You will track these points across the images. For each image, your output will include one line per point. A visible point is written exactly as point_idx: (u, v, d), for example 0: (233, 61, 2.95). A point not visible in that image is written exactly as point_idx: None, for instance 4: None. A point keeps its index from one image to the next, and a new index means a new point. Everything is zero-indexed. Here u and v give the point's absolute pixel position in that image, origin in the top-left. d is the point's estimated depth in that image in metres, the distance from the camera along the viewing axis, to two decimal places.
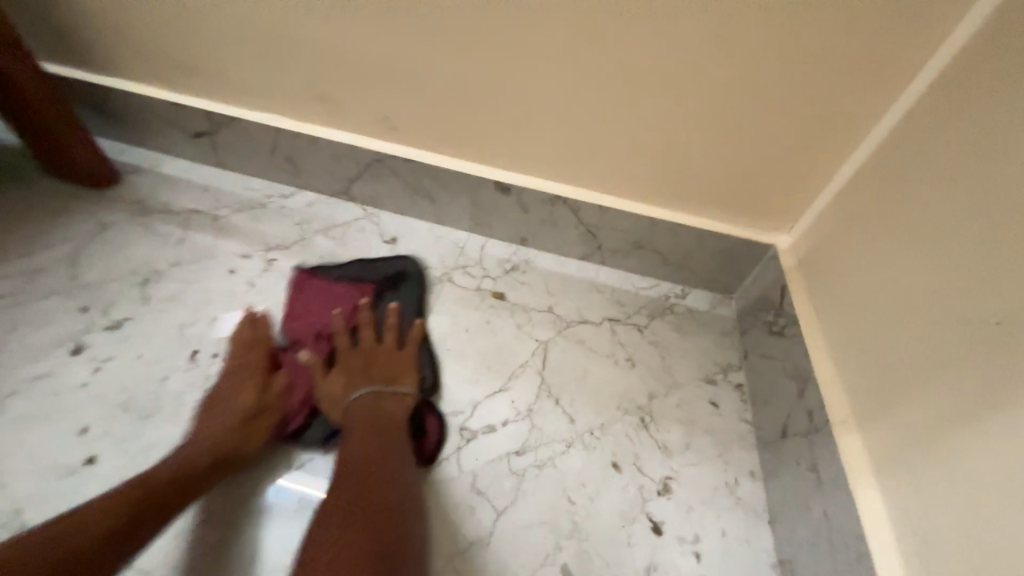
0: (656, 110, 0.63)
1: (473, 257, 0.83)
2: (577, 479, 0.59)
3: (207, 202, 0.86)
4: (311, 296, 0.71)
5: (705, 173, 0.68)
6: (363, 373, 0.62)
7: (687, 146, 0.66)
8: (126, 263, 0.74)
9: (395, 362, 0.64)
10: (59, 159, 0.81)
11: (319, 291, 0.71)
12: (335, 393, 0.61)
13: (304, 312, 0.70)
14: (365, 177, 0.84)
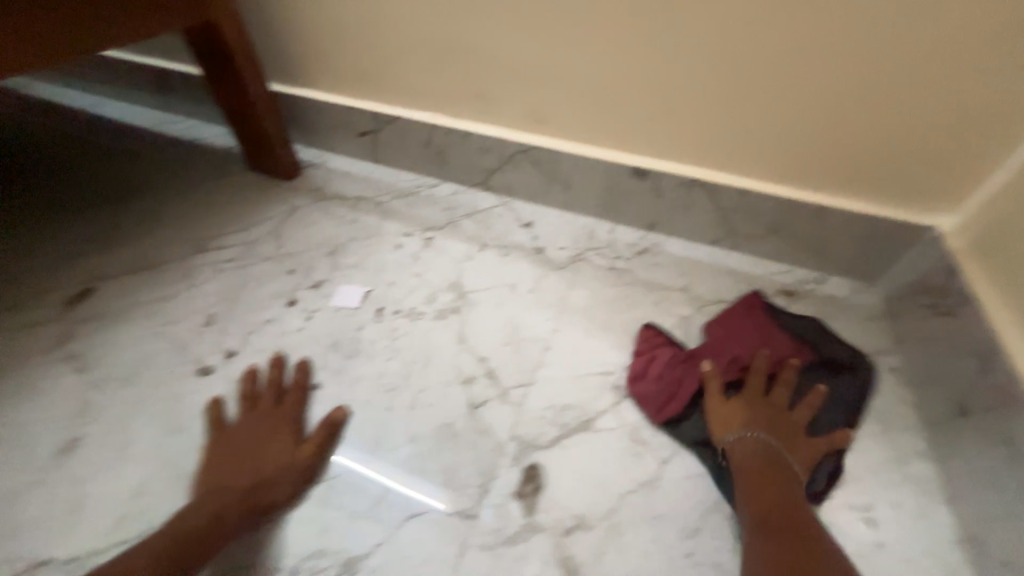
0: (816, 89, 0.64)
1: (604, 240, 0.89)
2: None
3: (370, 191, 1.00)
4: (749, 322, 0.66)
5: (862, 153, 0.67)
6: (762, 420, 0.57)
7: (845, 125, 0.66)
8: (316, 237, 0.88)
9: (796, 436, 0.58)
10: (264, 153, 0.99)
11: (759, 327, 0.66)
12: (726, 423, 0.58)
13: (744, 343, 0.65)
14: (506, 167, 0.94)
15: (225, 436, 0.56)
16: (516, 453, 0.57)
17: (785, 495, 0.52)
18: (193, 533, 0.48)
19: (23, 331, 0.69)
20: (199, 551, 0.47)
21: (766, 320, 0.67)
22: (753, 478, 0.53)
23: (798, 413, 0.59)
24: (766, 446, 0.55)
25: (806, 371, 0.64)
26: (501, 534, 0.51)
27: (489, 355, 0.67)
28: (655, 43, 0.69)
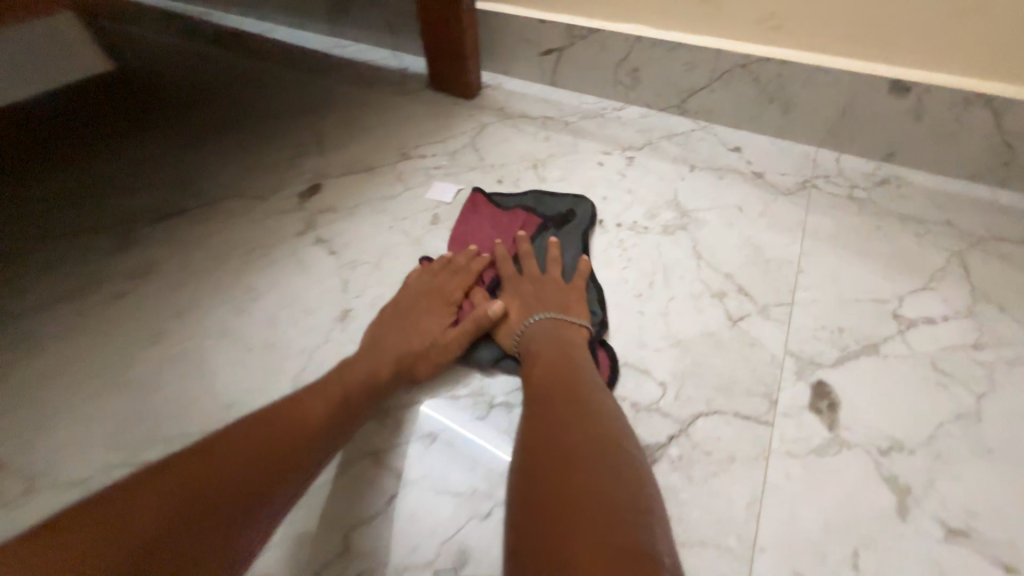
0: None
1: (832, 168, 0.79)
2: None
3: (553, 111, 0.96)
4: (478, 218, 0.69)
5: None
6: (535, 304, 0.55)
7: None
8: (511, 150, 0.86)
9: (560, 295, 0.55)
10: (452, 69, 0.98)
11: (491, 214, 0.69)
12: (557, 306, 0.54)
13: (467, 236, 0.67)
14: (713, 87, 0.85)
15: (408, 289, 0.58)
16: (797, 368, 0.51)
17: (575, 388, 0.43)
18: (273, 437, 0.40)
19: (271, 215, 0.73)
20: (348, 414, 0.45)
21: (499, 206, 0.70)
22: (535, 367, 0.48)
23: (557, 269, 0.59)
24: (554, 326, 0.52)
25: (537, 237, 0.66)
26: (809, 444, 0.45)
27: (735, 273, 0.62)
28: None
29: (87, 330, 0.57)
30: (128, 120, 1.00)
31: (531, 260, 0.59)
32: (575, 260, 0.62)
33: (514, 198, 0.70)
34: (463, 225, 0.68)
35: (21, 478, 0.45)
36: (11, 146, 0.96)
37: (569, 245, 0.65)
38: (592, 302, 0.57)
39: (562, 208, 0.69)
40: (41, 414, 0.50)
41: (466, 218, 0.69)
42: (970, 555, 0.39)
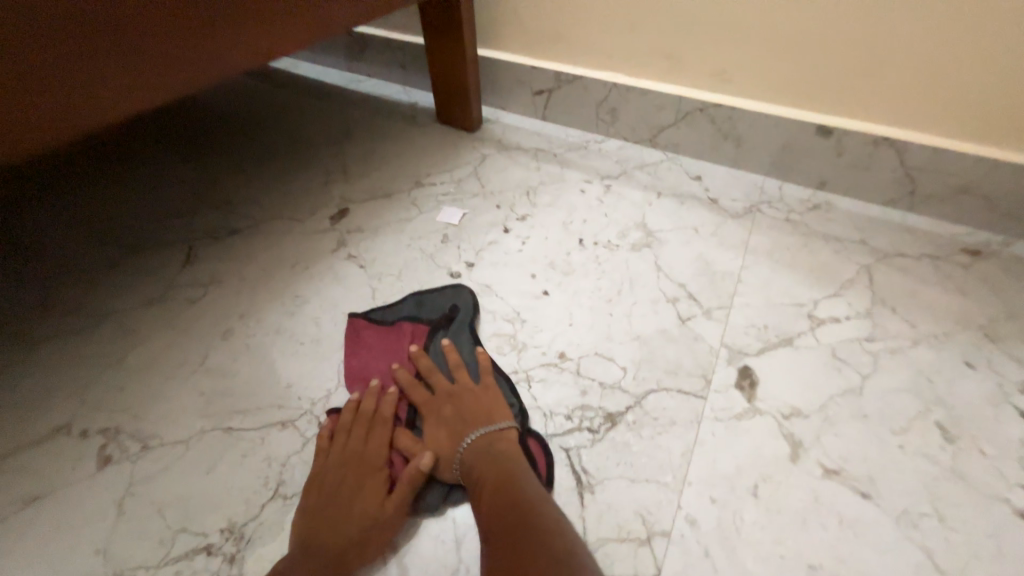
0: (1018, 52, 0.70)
1: (775, 194, 0.95)
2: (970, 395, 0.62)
3: (544, 143, 1.12)
4: (364, 351, 0.68)
5: None
6: (457, 424, 0.58)
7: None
8: (508, 179, 1.01)
9: (477, 402, 0.60)
10: (457, 107, 1.14)
11: (375, 340, 0.69)
12: (482, 419, 0.58)
13: (361, 369, 0.66)
14: (678, 126, 1.02)
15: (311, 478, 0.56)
16: (729, 356, 0.67)
17: (520, 506, 0.49)
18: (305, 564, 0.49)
19: (308, 235, 0.89)
20: (338, 559, 0.50)
21: (382, 325, 0.71)
22: (481, 497, 0.52)
23: (465, 373, 0.63)
24: (484, 448, 0.55)
25: (433, 340, 0.69)
26: (732, 411, 0.60)
27: (687, 282, 0.77)
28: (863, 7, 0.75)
29: (174, 330, 0.73)
30: (170, 142, 1.13)
31: (436, 375, 0.63)
32: (473, 355, 0.67)
33: (390, 310, 0.73)
34: (349, 365, 0.67)
35: (135, 440, 0.60)
36: (52, 159, 1.05)
37: (461, 340, 0.69)
38: (505, 395, 0.62)
39: (438, 300, 0.74)
40: (144, 394, 0.64)
41: (352, 350, 0.68)
42: (840, 486, 0.54)
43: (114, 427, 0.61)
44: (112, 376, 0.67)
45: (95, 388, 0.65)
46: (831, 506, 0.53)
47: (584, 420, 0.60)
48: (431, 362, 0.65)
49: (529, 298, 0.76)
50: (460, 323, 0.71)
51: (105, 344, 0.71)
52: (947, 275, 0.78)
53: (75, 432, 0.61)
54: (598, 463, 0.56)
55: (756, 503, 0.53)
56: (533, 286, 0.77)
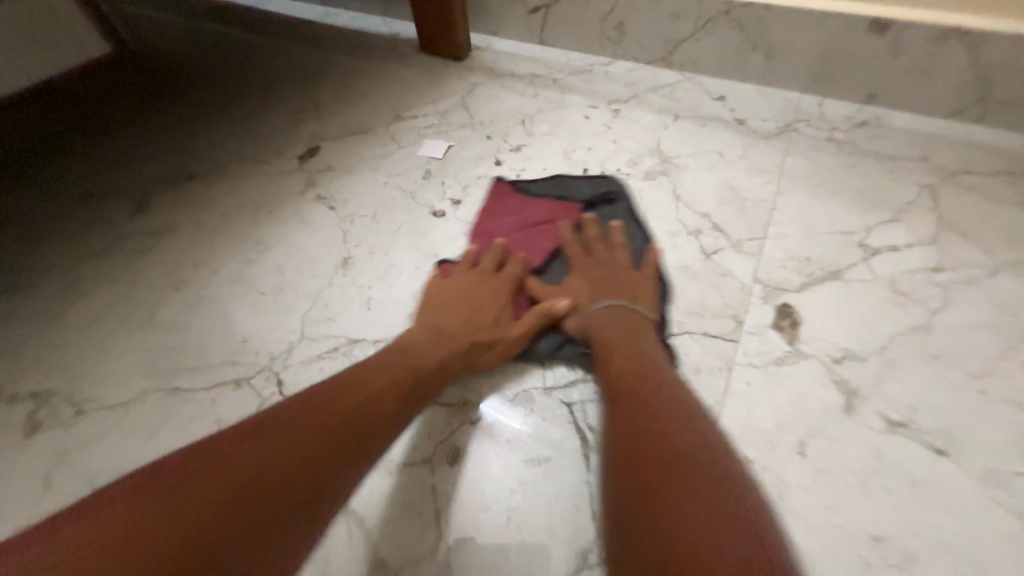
0: None
1: (814, 111, 0.81)
2: None
3: (541, 69, 0.98)
4: (503, 209, 0.67)
5: None
6: (603, 284, 0.53)
7: None
8: (501, 108, 0.88)
9: (632, 281, 0.54)
10: (441, 30, 0.99)
11: (514, 203, 0.68)
12: (629, 290, 0.53)
13: (489, 228, 0.65)
14: (697, 37, 0.86)
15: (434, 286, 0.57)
16: (764, 294, 0.55)
17: (650, 383, 0.39)
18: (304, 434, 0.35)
19: (273, 176, 0.78)
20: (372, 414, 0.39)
21: (528, 195, 0.68)
22: (610, 360, 0.44)
23: (624, 252, 0.58)
24: (625, 312, 0.49)
25: (605, 224, 0.64)
26: (769, 356, 0.50)
27: (711, 212, 0.65)
28: None
29: (120, 284, 0.64)
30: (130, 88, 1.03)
31: (598, 242, 0.58)
32: (644, 247, 0.61)
33: (542, 186, 0.69)
34: (485, 215, 0.67)
35: (71, 404, 0.52)
36: (20, 121, 0.99)
37: (632, 231, 0.63)
38: (657, 295, 0.55)
39: (606, 193, 0.67)
40: (84, 353, 0.56)
41: (488, 210, 0.67)
42: (906, 440, 0.44)
43: (48, 391, 0.53)
44: (50, 334, 0.59)
45: (30, 348, 0.57)
46: (896, 464, 0.43)
47: (589, 369, 0.50)
48: (597, 232, 0.60)
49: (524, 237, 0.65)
50: (618, 210, 0.66)
51: (44, 300, 0.63)
52: None
53: (5, 397, 0.53)
54: None
55: (802, 463, 0.43)
56: None
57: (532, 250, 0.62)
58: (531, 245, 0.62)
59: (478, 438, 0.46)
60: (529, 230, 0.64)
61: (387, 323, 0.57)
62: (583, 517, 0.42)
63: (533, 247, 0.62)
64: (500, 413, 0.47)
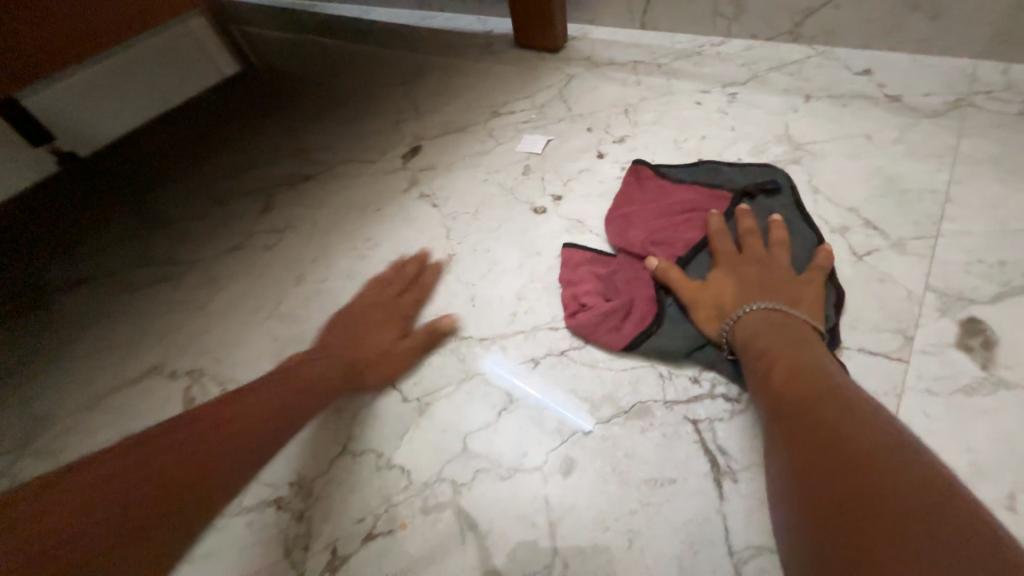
0: None
1: (997, 81, 0.66)
2: None
3: (643, 55, 0.91)
4: (641, 194, 0.63)
5: None
6: (757, 284, 0.46)
7: None
8: (601, 98, 0.84)
9: (791, 284, 0.46)
10: (537, 23, 0.97)
11: (653, 190, 0.63)
12: (789, 292, 0.45)
13: (624, 214, 0.61)
14: (836, 3, 0.75)
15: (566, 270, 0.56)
16: (941, 304, 0.46)
17: (825, 392, 0.34)
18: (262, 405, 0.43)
19: (380, 175, 0.81)
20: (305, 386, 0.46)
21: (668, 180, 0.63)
22: (773, 363, 0.39)
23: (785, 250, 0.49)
24: (787, 319, 0.42)
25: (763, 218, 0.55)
26: (954, 382, 0.41)
27: (861, 206, 0.56)
28: None
29: (252, 275, 0.70)
30: (258, 100, 1.14)
31: (753, 237, 0.51)
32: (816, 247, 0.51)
33: (686, 171, 0.63)
34: (622, 201, 0.63)
35: (215, 383, 0.58)
36: (173, 129, 1.14)
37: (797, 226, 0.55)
38: (828, 303, 0.46)
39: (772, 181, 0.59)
40: (225, 337, 0.63)
41: (626, 196, 0.63)
42: None
43: (198, 369, 0.60)
44: (198, 319, 0.66)
45: (184, 330, 0.65)
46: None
47: (717, 386, 0.45)
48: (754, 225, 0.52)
49: None
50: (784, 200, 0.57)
51: (194, 288, 0.71)
52: None
53: (166, 373, 0.61)
54: (741, 444, 0.41)
55: (1011, 520, 0.34)
56: None
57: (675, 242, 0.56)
58: (674, 234, 0.57)
59: (596, 453, 0.43)
60: (672, 219, 0.58)
61: (490, 322, 0.56)
62: (718, 553, 0.37)
63: (671, 239, 0.56)
64: (617, 428, 0.44)
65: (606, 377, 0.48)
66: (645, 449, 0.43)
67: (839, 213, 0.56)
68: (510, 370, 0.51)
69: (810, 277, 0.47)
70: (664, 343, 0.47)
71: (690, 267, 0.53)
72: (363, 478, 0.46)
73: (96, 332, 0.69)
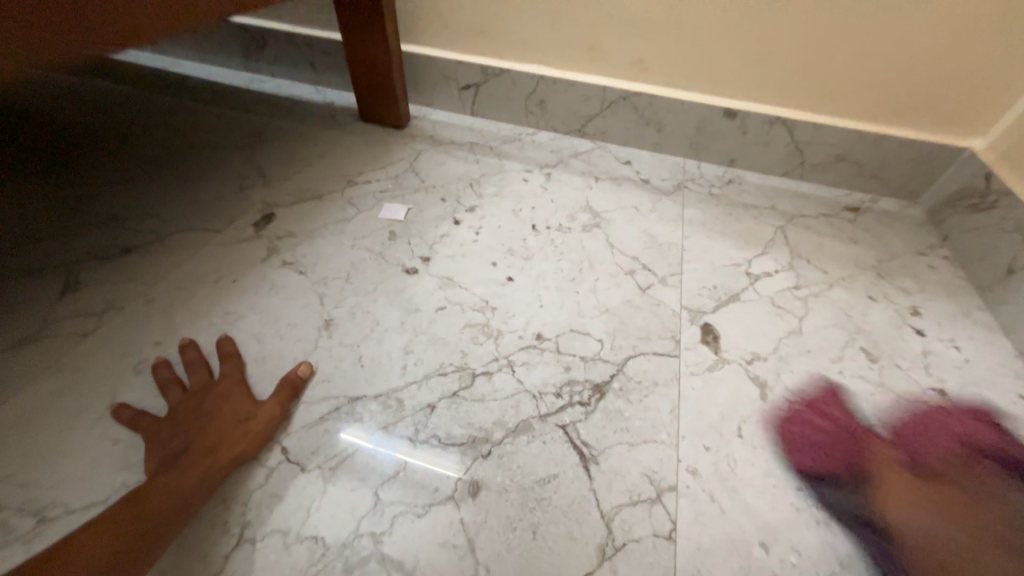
0: (870, 48, 0.84)
1: (696, 173, 1.04)
2: (883, 325, 0.73)
3: (477, 137, 1.10)
4: (394, 282, 0.73)
5: (898, 92, 0.88)
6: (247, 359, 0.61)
7: (889, 72, 0.86)
8: (448, 173, 0.98)
9: (261, 353, 0.62)
10: (382, 103, 1.07)
11: (328, 286, 0.71)
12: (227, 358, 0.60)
13: (432, 304, 0.70)
14: (604, 115, 1.07)
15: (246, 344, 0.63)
16: (690, 317, 0.71)
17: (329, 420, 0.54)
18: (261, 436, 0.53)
19: (229, 245, 0.77)
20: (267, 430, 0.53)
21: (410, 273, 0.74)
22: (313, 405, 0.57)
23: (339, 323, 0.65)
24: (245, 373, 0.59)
25: (590, 292, 0.73)
26: (704, 365, 0.64)
27: (640, 255, 0.81)
28: (751, 15, 0.86)
29: (63, 372, 0.58)
30: (28, 156, 0.93)
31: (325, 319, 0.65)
32: (609, 301, 0.72)
33: (487, 252, 0.79)
34: (391, 287, 0.72)
35: (27, 514, 0.47)
36: None
37: (606, 274, 0.77)
38: (524, 339, 0.65)
39: (583, 258, 0.79)
40: (34, 454, 0.51)
41: (414, 278, 0.74)
42: (806, 415, 0.60)
43: None
44: None
45: None
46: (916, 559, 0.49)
47: (574, 394, 0.59)
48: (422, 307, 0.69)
49: (492, 285, 0.74)
50: (591, 270, 0.77)
51: None
52: (840, 229, 0.92)
53: None
54: (596, 434, 0.56)
55: (743, 443, 0.57)
56: (496, 274, 0.75)
57: (487, 313, 0.69)
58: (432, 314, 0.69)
59: (495, 470, 0.52)
60: (435, 308, 0.69)
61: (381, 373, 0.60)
62: (594, 520, 0.50)
63: (447, 324, 0.67)
64: (508, 445, 0.54)
65: (491, 408, 0.57)
66: (532, 455, 0.54)
67: (628, 260, 0.80)
68: (385, 429, 0.55)
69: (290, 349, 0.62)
70: (536, 380, 0.60)
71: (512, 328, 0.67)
72: (271, 560, 0.46)
73: None
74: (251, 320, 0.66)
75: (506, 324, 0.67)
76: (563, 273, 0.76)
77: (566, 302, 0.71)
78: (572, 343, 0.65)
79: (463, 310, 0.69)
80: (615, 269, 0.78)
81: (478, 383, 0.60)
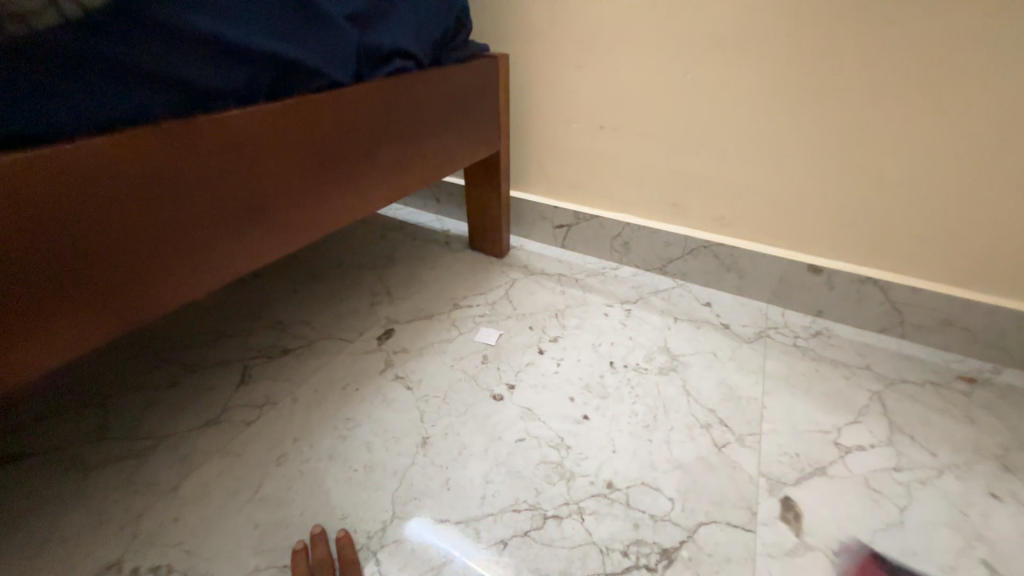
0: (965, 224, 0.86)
1: (780, 320, 1.05)
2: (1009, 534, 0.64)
3: (565, 269, 1.24)
4: (481, 407, 0.83)
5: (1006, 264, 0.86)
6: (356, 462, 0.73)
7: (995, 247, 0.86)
8: (537, 302, 1.11)
9: (369, 460, 0.74)
10: (488, 237, 1.27)
11: (428, 403, 0.84)
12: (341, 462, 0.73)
13: (510, 435, 0.78)
14: (685, 259, 1.15)
15: (358, 450, 0.75)
16: (769, 486, 0.70)
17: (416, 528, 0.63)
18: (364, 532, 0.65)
19: (356, 355, 0.95)
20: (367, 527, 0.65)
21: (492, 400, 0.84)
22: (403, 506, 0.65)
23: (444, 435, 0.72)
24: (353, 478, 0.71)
25: (667, 445, 0.76)
26: (783, 547, 0.62)
27: (716, 407, 0.83)
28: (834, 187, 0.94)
29: (227, 455, 0.74)
30: None
31: None
32: (684, 455, 0.74)
33: (565, 385, 0.87)
34: (478, 410, 0.82)
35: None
36: None
37: (680, 425, 0.79)
38: (595, 487, 0.69)
39: (660, 402, 0.84)
40: (201, 525, 0.65)
41: (498, 407, 0.83)
42: None
43: (166, 564, 0.61)
44: (169, 504, 0.68)
45: (149, 518, 0.66)
46: None
47: (641, 557, 0.61)
48: (502, 435, 0.78)
49: (567, 422, 0.80)
50: (667, 418, 0.80)
51: (160, 468, 0.72)
52: (951, 401, 0.85)
53: (126, 570, 0.61)
54: None
55: None
56: (573, 410, 0.82)
57: (559, 449, 0.75)
58: (506, 440, 0.77)
59: None
60: (512, 439, 0.77)
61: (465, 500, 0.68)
62: None
63: (523, 457, 0.74)
64: None
65: (559, 557, 0.61)
66: None
67: (704, 411, 0.82)
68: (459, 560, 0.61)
69: (394, 460, 0.74)
70: (604, 536, 0.63)
71: (581, 471, 0.72)
72: None
73: (34, 526, 0.65)
74: (364, 428, 0.79)
75: (577, 467, 0.72)
76: (638, 419, 0.80)
77: (638, 452, 0.75)
78: (641, 499, 0.68)
79: (540, 445, 0.76)
80: (691, 419, 0.80)
81: (548, 526, 0.65)
